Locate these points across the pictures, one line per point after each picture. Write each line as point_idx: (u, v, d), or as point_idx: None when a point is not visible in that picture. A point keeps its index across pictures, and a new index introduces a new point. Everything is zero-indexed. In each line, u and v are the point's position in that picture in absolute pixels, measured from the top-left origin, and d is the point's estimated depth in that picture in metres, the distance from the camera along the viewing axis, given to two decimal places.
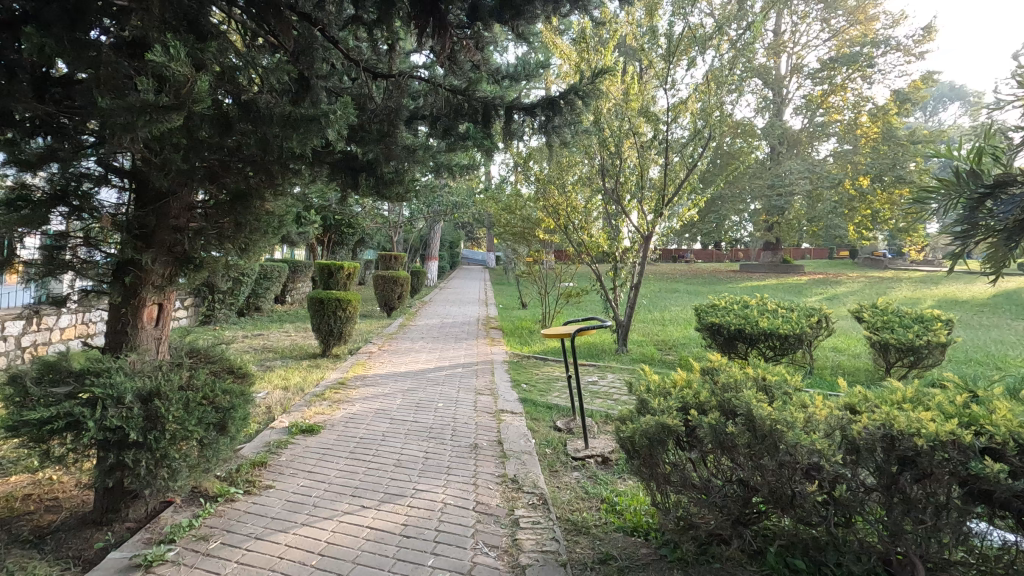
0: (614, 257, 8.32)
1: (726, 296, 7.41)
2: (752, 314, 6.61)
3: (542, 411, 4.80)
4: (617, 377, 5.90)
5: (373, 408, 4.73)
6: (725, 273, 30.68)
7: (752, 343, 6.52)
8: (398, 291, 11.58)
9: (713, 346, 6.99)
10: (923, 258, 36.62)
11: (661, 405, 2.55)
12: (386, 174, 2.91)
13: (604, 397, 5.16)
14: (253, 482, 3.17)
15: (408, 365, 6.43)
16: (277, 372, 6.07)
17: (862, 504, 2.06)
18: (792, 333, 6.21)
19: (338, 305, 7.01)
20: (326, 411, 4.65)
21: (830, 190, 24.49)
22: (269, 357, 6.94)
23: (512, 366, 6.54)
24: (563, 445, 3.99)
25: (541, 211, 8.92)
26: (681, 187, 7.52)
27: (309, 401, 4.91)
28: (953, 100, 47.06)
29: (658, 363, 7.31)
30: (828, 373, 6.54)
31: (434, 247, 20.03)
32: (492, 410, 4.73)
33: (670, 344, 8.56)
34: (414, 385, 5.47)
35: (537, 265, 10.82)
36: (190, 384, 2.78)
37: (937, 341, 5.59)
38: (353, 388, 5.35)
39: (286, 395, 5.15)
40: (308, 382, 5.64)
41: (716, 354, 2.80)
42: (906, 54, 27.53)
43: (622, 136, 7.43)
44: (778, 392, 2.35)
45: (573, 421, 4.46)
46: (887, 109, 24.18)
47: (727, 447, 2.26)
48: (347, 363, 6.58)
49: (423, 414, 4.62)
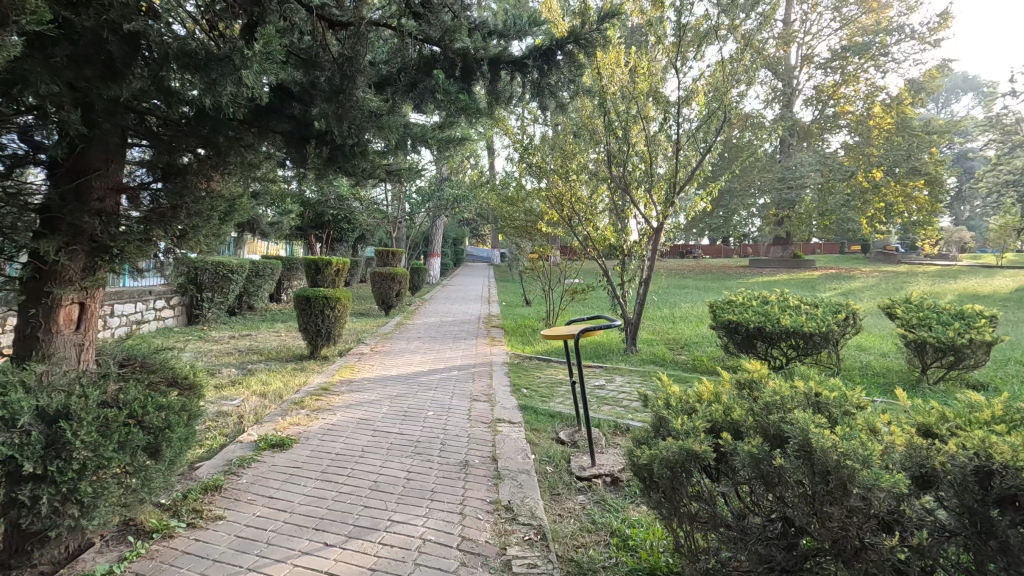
0: (623, 251, 7.74)
1: (744, 291, 6.88)
2: (773, 311, 6.07)
3: (544, 420, 4.32)
4: (627, 381, 5.40)
5: (356, 419, 4.26)
6: (735, 269, 30.04)
7: (773, 343, 6.00)
8: (396, 288, 11.11)
9: (730, 346, 6.47)
10: (937, 252, 35.78)
11: (685, 425, 2.06)
12: (348, 147, 2.60)
13: (612, 404, 4.66)
14: (200, 512, 2.70)
15: (401, 368, 5.98)
16: (259, 377, 5.61)
17: (943, 556, 1.50)
18: (817, 332, 5.69)
19: (325, 304, 6.55)
20: (303, 421, 4.19)
21: (843, 183, 23.81)
22: (253, 359, 6.49)
23: (512, 368, 6.05)
24: (567, 462, 3.49)
25: (544, 204, 8.43)
26: (696, 175, 6.91)
27: (286, 409, 4.44)
28: (967, 91, 46.11)
29: (672, 364, 6.78)
30: (857, 375, 6.01)
31: (436, 244, 19.57)
32: (488, 420, 4.24)
33: (682, 344, 8.02)
34: (404, 391, 5.01)
35: (540, 260, 10.33)
36: (116, 401, 2.32)
37: (981, 340, 5.04)
38: (337, 394, 4.88)
39: (263, 402, 4.70)
40: (289, 387, 5.19)
41: (756, 361, 2.26)
42: (920, 42, 26.76)
43: (629, 121, 6.94)
44: (837, 412, 1.84)
45: (578, 432, 3.96)
46: (901, 99, 23.50)
47: (772, 483, 1.76)
48: (334, 366, 6.11)
49: (410, 424, 4.15)
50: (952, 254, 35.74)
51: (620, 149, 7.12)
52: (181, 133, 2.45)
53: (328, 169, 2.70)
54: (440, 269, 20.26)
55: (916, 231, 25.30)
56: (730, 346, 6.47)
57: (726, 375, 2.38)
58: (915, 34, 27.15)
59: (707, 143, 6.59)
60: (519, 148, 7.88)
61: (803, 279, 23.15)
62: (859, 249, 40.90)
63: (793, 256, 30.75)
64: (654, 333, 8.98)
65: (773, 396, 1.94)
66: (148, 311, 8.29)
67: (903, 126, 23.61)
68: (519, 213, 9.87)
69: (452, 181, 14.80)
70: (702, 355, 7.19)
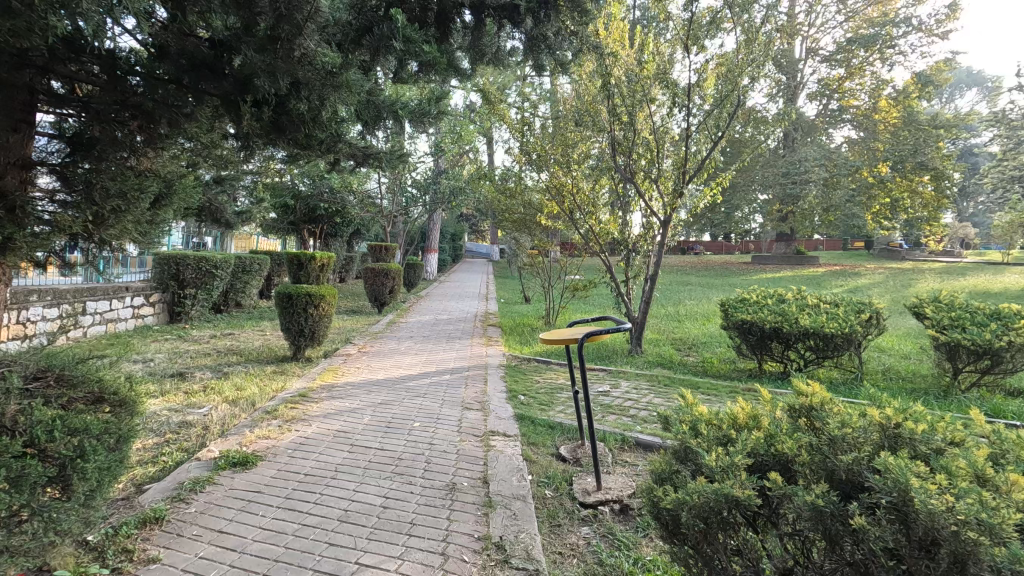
0: (627, 246, 7.25)
1: (757, 288, 6.44)
2: (790, 311, 5.63)
3: (543, 431, 3.88)
4: (633, 386, 4.96)
5: (332, 431, 3.81)
6: (737, 265, 29.61)
7: (790, 344, 5.57)
8: (390, 284, 10.68)
9: (743, 347, 6.04)
10: (942, 248, 35.33)
11: (722, 462, 1.62)
12: (298, 110, 2.30)
13: (618, 414, 4.22)
14: (131, 553, 2.25)
15: (387, 372, 5.52)
16: (233, 381, 5.17)
17: None
18: (838, 333, 5.26)
19: (308, 302, 6.09)
20: (273, 433, 3.74)
21: (849, 178, 23.38)
22: (231, 361, 6.04)
23: (508, 372, 5.61)
24: (568, 485, 3.05)
25: (544, 196, 7.97)
26: (707, 164, 6.45)
27: (257, 420, 3.98)
28: (971, 86, 45.58)
29: (679, 365, 6.35)
30: (880, 378, 5.59)
31: (433, 239, 19.14)
32: (481, 433, 3.80)
33: (690, 344, 7.59)
34: (387, 399, 4.55)
35: (540, 255, 9.86)
36: (13, 425, 1.88)
37: (1022, 343, 4.61)
38: (315, 402, 4.43)
39: (233, 411, 4.25)
40: (265, 393, 4.75)
41: (812, 382, 1.77)
42: (928, 34, 26.24)
43: (636, 106, 6.43)
44: (929, 452, 1.38)
45: (581, 447, 3.53)
46: (908, 92, 23.02)
47: (845, 546, 1.32)
48: (317, 369, 5.67)
49: (393, 438, 3.69)
50: (956, 250, 35.24)
51: (626, 137, 6.63)
52: (105, 96, 2.15)
53: (276, 137, 2.38)
54: (437, 265, 19.81)
55: (922, 227, 24.86)
56: (742, 347, 6.04)
57: (768, 398, 1.90)
58: (922, 25, 26.59)
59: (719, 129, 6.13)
60: (517, 136, 7.43)
61: (808, 276, 22.74)
62: (862, 246, 40.44)
63: (796, 253, 30.26)
64: (660, 333, 8.54)
65: (840, 429, 1.49)
66: (126, 308, 7.85)
67: (910, 119, 23.14)
68: (517, 207, 9.40)
69: (449, 175, 14.33)
70: (711, 356, 6.75)
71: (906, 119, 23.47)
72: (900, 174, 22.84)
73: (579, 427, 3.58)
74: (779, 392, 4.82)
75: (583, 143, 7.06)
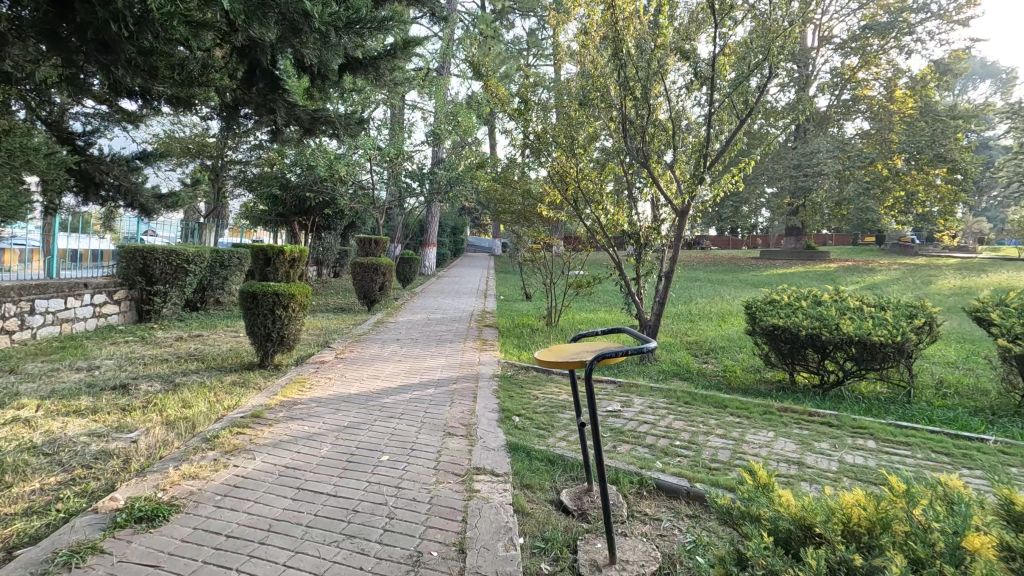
0: (637, 240, 6.33)
1: (786, 287, 5.67)
2: (828, 313, 4.86)
3: (541, 469, 3.13)
4: (651, 406, 4.19)
5: (279, 469, 3.06)
6: (745, 261, 28.72)
7: (830, 353, 4.81)
8: (380, 280, 9.95)
9: (772, 356, 5.29)
10: (955, 244, 34.28)
11: None
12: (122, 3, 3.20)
13: (632, 445, 3.46)
14: None
15: (360, 384, 4.77)
16: (181, 396, 4.45)
17: None
18: (889, 341, 4.49)
19: (276, 303, 5.34)
20: (205, 471, 3.00)
21: (862, 171, 22.46)
22: (188, 370, 5.32)
23: (503, 385, 4.85)
24: (570, 553, 2.31)
25: (544, 184, 7.21)
26: (732, 148, 5.62)
27: (189, 452, 3.24)
28: (984, 79, 44.47)
29: (698, 375, 5.58)
30: (933, 393, 4.82)
31: (433, 233, 18.36)
32: (464, 472, 3.05)
33: (707, 350, 6.80)
34: (355, 424, 3.80)
35: (541, 250, 9.06)
36: None
37: None
38: (269, 426, 3.69)
39: (167, 437, 3.51)
40: (213, 411, 4.02)
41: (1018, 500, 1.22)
42: (947, 20, 25.11)
43: (651, 80, 5.61)
44: None
45: (589, 495, 2.78)
46: (925, 80, 22.00)
47: None
48: (283, 379, 4.93)
49: (352, 479, 2.95)
50: (970, 245, 34.20)
51: (638, 118, 5.85)
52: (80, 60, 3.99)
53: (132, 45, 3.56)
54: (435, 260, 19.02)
55: (936, 223, 23.95)
56: (770, 354, 5.27)
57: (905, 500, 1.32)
58: (940, 12, 25.44)
59: (747, 106, 5.28)
60: (513, 116, 6.66)
61: (819, 272, 21.86)
62: (872, 241, 39.41)
63: (806, 248, 29.31)
64: (673, 336, 7.77)
65: None
66: (85, 306, 7.14)
67: (927, 110, 22.20)
68: (516, 196, 8.63)
69: (445, 165, 13.53)
70: (733, 365, 5.98)
71: (924, 109, 22.51)
72: (915, 166, 21.92)
73: (586, 463, 2.83)
74: (822, 413, 4.05)
75: (587, 123, 6.27)
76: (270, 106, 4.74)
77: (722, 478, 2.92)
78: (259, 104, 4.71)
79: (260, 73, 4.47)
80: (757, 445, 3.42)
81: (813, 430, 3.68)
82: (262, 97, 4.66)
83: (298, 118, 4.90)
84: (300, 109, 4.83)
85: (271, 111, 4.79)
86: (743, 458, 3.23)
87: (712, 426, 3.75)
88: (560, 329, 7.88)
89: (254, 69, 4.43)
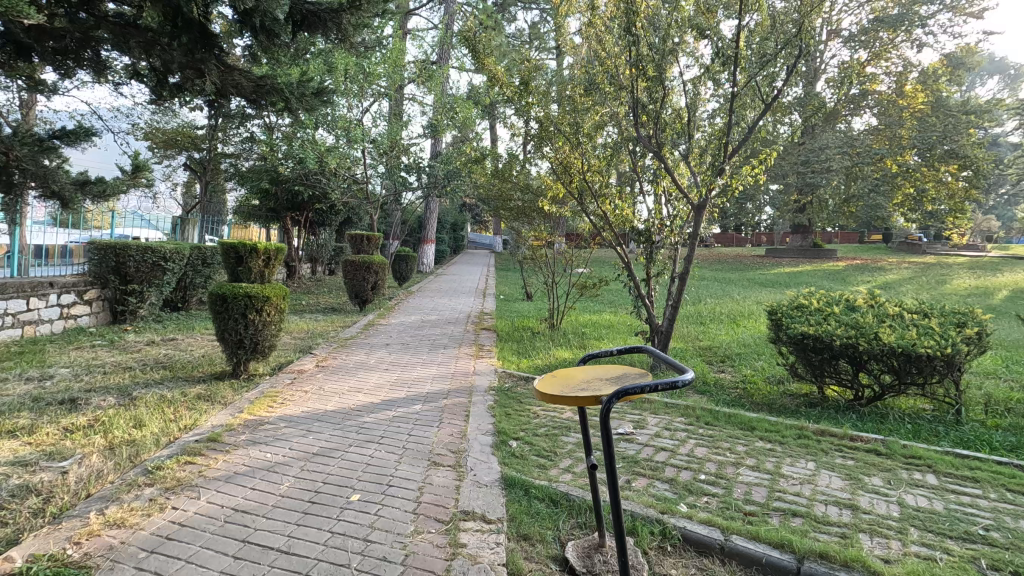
0: (647, 238, 5.64)
1: (813, 289, 5.12)
2: (865, 320, 4.32)
3: (542, 513, 2.60)
4: (669, 429, 3.67)
5: (226, 512, 2.54)
6: (751, 258, 28.14)
7: (868, 366, 4.28)
8: (372, 279, 9.42)
9: (798, 367, 4.76)
10: (964, 242, 33.60)
11: None
12: None
13: (649, 479, 2.93)
14: None
15: (339, 399, 4.25)
16: (135, 413, 3.93)
17: None
18: (938, 354, 3.95)
19: (248, 306, 4.80)
20: (136, 514, 2.48)
21: (871, 167, 21.80)
22: (152, 381, 4.81)
23: (501, 400, 4.32)
24: None
25: (546, 176, 6.69)
26: (760, 136, 4.97)
27: (125, 488, 2.72)
28: (992, 74, 43.71)
29: (715, 387, 5.05)
30: (983, 411, 4.28)
31: (431, 228, 17.81)
32: (450, 517, 2.52)
33: (723, 358, 6.26)
34: (325, 450, 3.28)
35: (542, 247, 8.52)
36: None
37: None
38: (226, 453, 3.17)
39: (103, 468, 2.98)
40: (167, 433, 3.50)
41: None
42: (960, 12, 24.33)
43: (665, 59, 5.04)
44: None
45: (604, 553, 2.24)
46: (938, 74, 21.30)
47: None
48: (254, 392, 4.42)
49: (311, 528, 2.42)
50: (978, 243, 33.55)
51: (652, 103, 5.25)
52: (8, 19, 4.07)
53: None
54: (433, 257, 18.45)
55: (947, 220, 23.34)
56: (797, 364, 4.74)
57: None
58: (954, 3, 24.66)
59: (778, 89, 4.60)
60: (511, 101, 6.11)
61: (828, 271, 21.25)
62: (879, 239, 38.75)
63: (813, 246, 28.70)
64: (682, 340, 7.24)
65: None
66: (50, 306, 6.64)
67: (938, 104, 21.47)
68: (514, 190, 8.06)
69: (441, 159, 12.95)
70: (753, 376, 5.43)
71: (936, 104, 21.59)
72: (924, 163, 21.31)
73: (597, 512, 2.31)
74: (867, 437, 3.52)
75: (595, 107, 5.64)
76: (199, 67, 4.42)
77: (762, 529, 2.40)
78: (186, 64, 4.39)
79: (185, 25, 4.19)
80: (796, 480, 2.89)
81: (859, 460, 3.15)
82: (188, 56, 4.36)
83: (238, 86, 4.71)
84: (238, 74, 4.64)
85: (202, 74, 4.46)
86: (782, 498, 2.71)
87: (742, 455, 3.22)
88: (564, 333, 7.33)
89: (177, 21, 4.17)
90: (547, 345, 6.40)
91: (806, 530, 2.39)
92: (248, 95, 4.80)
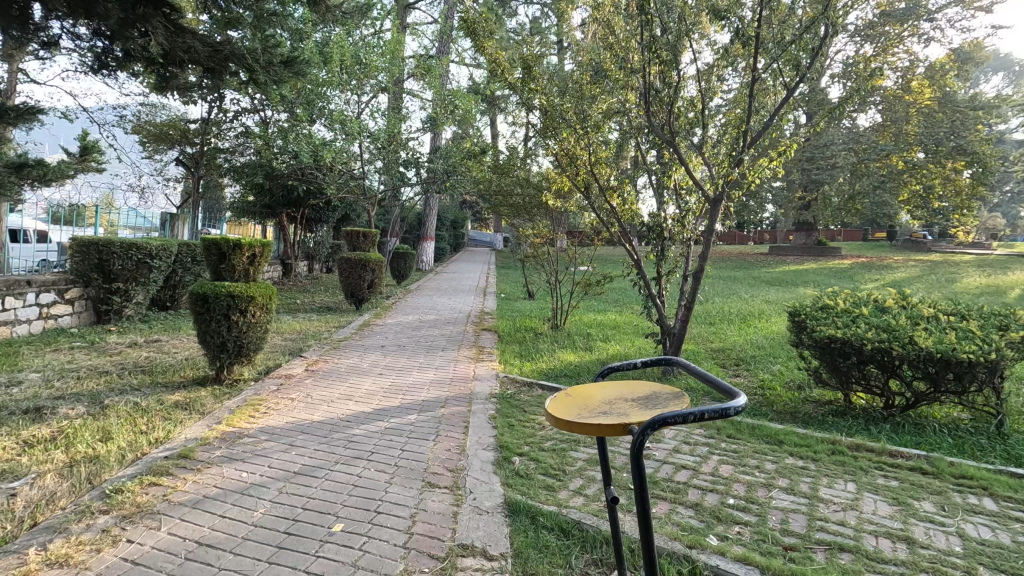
0: (663, 233, 5.23)
1: (837, 289, 4.78)
2: (898, 323, 3.98)
3: (552, 548, 2.26)
4: (688, 444, 3.32)
5: (186, 547, 2.20)
6: (755, 256, 27.73)
7: (901, 372, 3.94)
8: (368, 277, 9.09)
9: (823, 372, 4.43)
10: (971, 240, 33.03)
11: None
12: None
13: (671, 504, 2.60)
14: None
15: (327, 408, 3.91)
16: (103, 424, 3.60)
17: None
18: (982, 360, 3.61)
19: (231, 307, 4.47)
20: (83, 549, 2.15)
21: (876, 163, 21.07)
22: (128, 387, 4.47)
23: (503, 409, 3.98)
24: None
25: (549, 168, 6.33)
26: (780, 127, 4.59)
27: (77, 515, 2.39)
28: (999, 70, 43.04)
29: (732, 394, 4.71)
30: None
31: (431, 225, 17.43)
32: (446, 553, 2.19)
33: (738, 361, 5.92)
34: (308, 468, 2.94)
35: (545, 245, 8.15)
36: None
37: None
38: (197, 473, 2.83)
39: (58, 490, 2.65)
40: (135, 449, 3.17)
41: None
42: (970, 5, 23.70)
43: (680, 42, 4.67)
44: None
45: None
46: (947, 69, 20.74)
47: None
48: (235, 400, 4.08)
49: (284, 566, 2.09)
50: (985, 242, 32.98)
51: (665, 89, 4.89)
52: None
53: None
54: (432, 255, 18.07)
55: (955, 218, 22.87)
56: (821, 370, 4.40)
57: None
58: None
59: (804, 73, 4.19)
60: (511, 89, 5.74)
61: (836, 269, 20.80)
62: (883, 237, 38.27)
63: (817, 244, 28.29)
64: (692, 341, 6.88)
65: None
66: (28, 306, 6.32)
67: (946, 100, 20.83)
68: (515, 185, 7.69)
69: (440, 154, 12.56)
70: (771, 382, 5.10)
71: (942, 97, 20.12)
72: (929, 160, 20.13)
73: (618, 552, 1.97)
74: (908, 453, 3.18)
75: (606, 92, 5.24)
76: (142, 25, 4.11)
77: (808, 568, 2.07)
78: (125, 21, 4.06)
79: None
80: (837, 506, 2.56)
81: (905, 481, 2.82)
82: (125, 13, 4.01)
83: (192, 51, 4.44)
84: (189, 37, 4.36)
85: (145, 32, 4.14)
86: (825, 529, 2.38)
87: (773, 475, 2.88)
88: (568, 334, 6.99)
89: None
90: (551, 348, 6.06)
91: (860, 571, 2.06)
92: (202, 62, 4.55)
